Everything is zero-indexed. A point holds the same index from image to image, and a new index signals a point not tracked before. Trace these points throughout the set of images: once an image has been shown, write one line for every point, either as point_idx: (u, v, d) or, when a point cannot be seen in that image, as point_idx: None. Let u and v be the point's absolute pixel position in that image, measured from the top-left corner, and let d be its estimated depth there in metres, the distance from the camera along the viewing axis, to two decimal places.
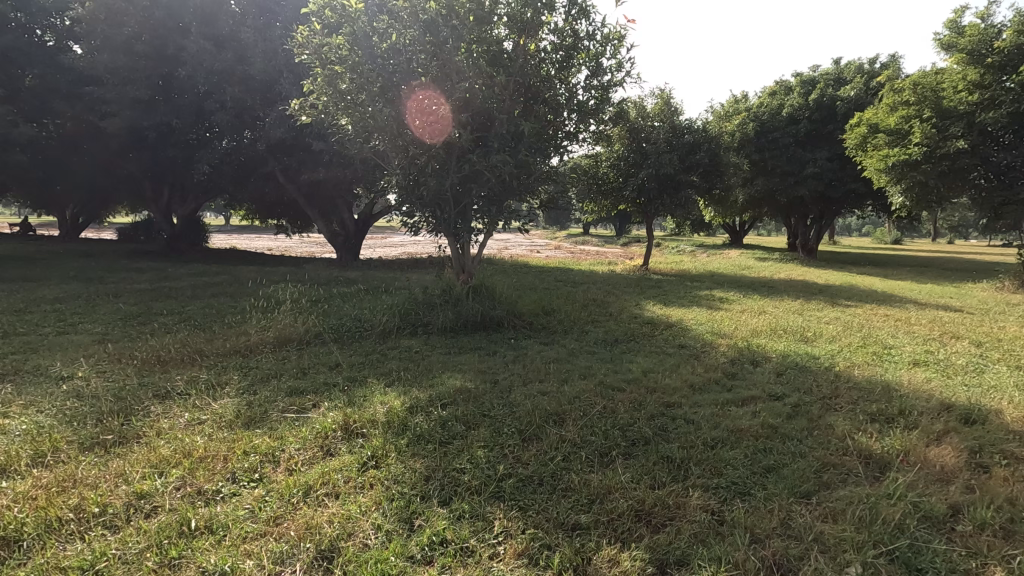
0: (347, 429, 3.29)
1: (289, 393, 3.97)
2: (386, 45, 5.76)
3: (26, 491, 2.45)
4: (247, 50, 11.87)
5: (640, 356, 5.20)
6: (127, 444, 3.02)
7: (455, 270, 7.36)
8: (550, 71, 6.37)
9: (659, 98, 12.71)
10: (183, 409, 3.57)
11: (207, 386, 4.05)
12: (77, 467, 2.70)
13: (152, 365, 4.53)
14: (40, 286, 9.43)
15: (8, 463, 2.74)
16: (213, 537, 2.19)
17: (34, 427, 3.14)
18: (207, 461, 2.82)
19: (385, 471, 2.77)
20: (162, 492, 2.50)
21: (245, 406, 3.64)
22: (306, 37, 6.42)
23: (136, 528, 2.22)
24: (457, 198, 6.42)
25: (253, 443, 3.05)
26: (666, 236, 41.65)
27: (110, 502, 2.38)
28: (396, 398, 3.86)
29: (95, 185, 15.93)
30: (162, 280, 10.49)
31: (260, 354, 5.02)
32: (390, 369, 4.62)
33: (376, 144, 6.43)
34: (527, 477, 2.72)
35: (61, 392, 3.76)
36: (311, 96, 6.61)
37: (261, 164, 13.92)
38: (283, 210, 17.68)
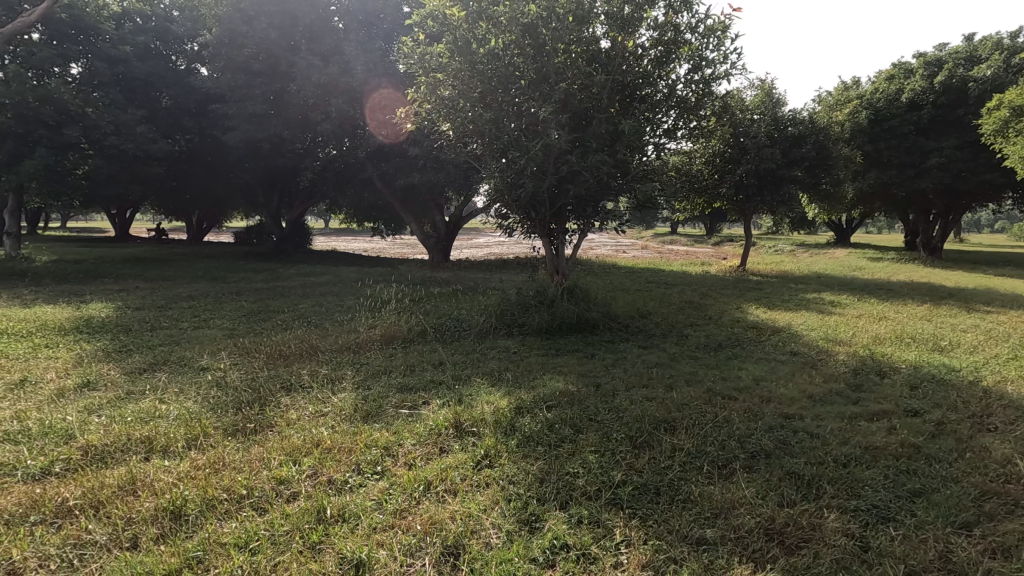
0: (459, 427, 3.37)
1: (400, 389, 4.15)
2: (484, 50, 5.83)
3: (186, 470, 2.72)
4: (350, 63, 12.46)
5: (748, 363, 4.92)
6: (263, 431, 3.28)
7: (549, 271, 7.37)
8: (648, 68, 6.17)
9: (760, 89, 12.01)
10: (308, 401, 3.83)
11: (326, 380, 4.33)
12: (224, 451, 2.97)
13: (277, 359, 4.92)
14: (174, 285, 10.50)
15: (168, 443, 3.07)
16: (347, 525, 2.32)
17: (185, 412, 3.50)
18: (334, 452, 3.00)
19: (499, 471, 2.81)
20: (298, 479, 2.69)
21: (361, 401, 3.85)
22: (410, 48, 6.66)
23: (280, 511, 2.40)
24: (552, 198, 6.41)
25: (373, 436, 3.20)
26: (762, 235, 39.30)
27: (255, 486, 2.59)
28: (502, 398, 3.90)
29: (219, 194, 17.58)
30: (275, 280, 11.32)
31: (368, 351, 5.28)
32: (492, 369, 4.70)
33: (475, 147, 6.60)
34: (642, 485, 2.66)
35: (205, 381, 4.18)
36: (414, 104, 6.87)
37: (361, 170, 14.68)
38: (379, 213, 18.60)
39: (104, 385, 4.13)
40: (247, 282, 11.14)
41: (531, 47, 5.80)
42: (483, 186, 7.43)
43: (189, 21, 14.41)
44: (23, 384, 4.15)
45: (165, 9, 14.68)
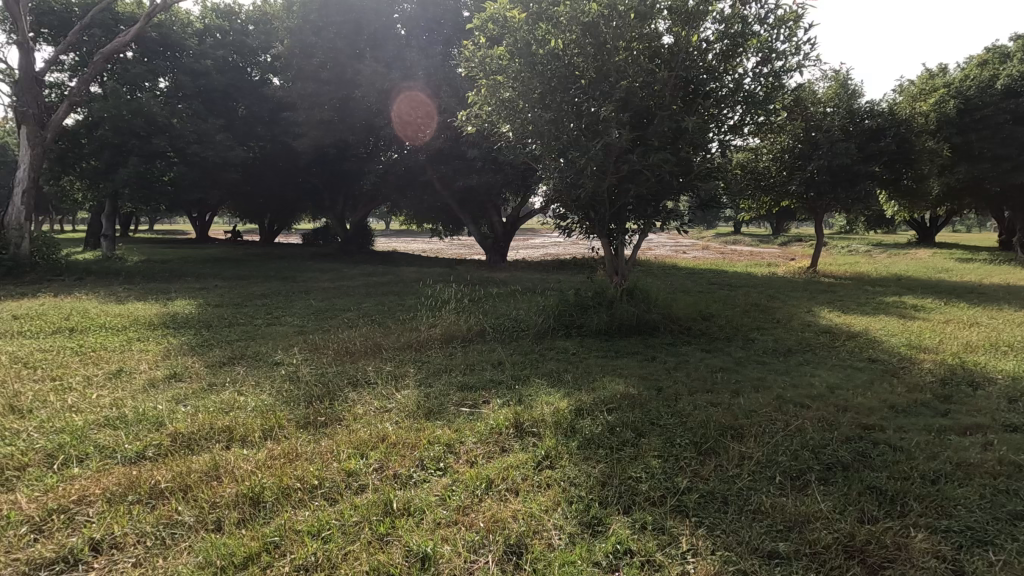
0: (519, 427, 3.39)
1: (461, 388, 4.22)
2: (544, 51, 5.78)
3: (264, 459, 2.88)
4: (412, 69, 12.77)
5: (822, 370, 4.66)
6: (332, 425, 3.43)
7: (608, 272, 7.27)
8: (713, 62, 6.04)
9: (834, 80, 11.37)
10: (373, 397, 3.97)
11: (390, 377, 4.46)
12: (297, 443, 3.12)
13: (344, 355, 5.12)
14: (248, 284, 11.10)
15: (247, 432, 3.26)
16: (413, 519, 2.38)
17: (261, 404, 3.70)
18: (399, 447, 3.08)
19: (560, 473, 2.80)
20: (366, 472, 2.79)
21: (423, 398, 3.93)
22: (471, 52, 6.74)
23: (349, 502, 2.50)
24: (611, 198, 6.33)
25: (436, 433, 3.27)
26: (835, 234, 37.17)
27: (325, 477, 2.71)
28: (561, 400, 3.88)
29: (289, 197, 18.49)
30: (339, 280, 11.76)
31: (429, 350, 5.39)
32: (551, 370, 4.69)
33: (534, 148, 6.59)
34: (709, 493, 2.57)
35: (279, 375, 4.41)
36: (474, 107, 6.95)
37: (421, 172, 14.99)
38: (438, 215, 18.98)
39: (189, 376, 4.44)
40: (315, 281, 11.64)
41: (592, 45, 5.74)
42: (542, 186, 7.42)
43: (262, 35, 15.29)
44: (120, 374, 4.52)
45: (241, 24, 15.61)
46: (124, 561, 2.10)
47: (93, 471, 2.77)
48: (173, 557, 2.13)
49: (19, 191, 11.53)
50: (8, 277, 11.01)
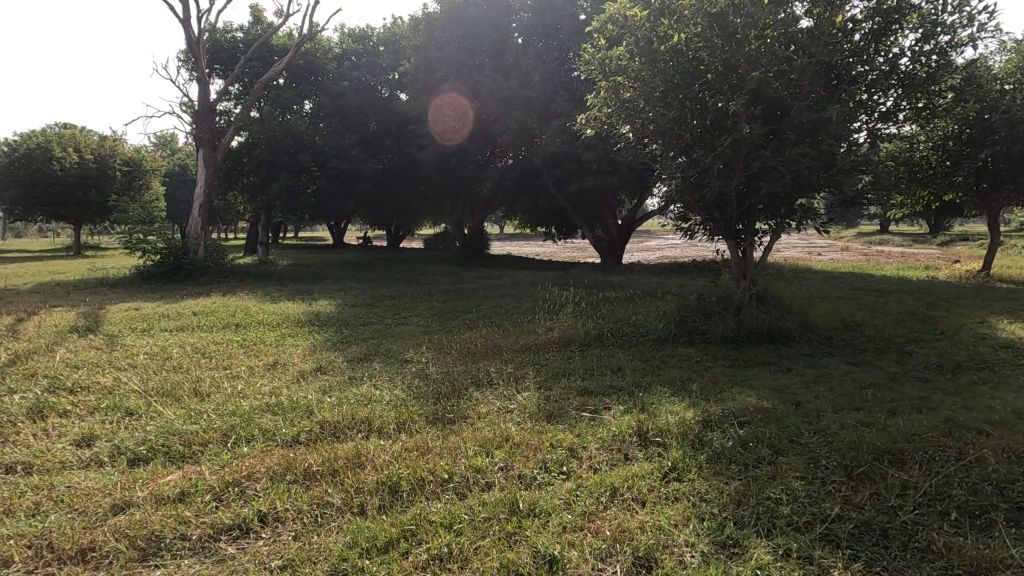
0: (643, 435, 3.29)
1: (580, 393, 4.19)
2: (667, 47, 5.55)
3: (399, 450, 3.07)
4: (529, 75, 12.98)
5: (1002, 392, 3.99)
6: (458, 422, 3.58)
7: (734, 276, 6.86)
8: (861, 43, 5.43)
9: (1016, 52, 9.72)
10: (495, 397, 4.08)
11: (511, 378, 4.57)
12: (427, 437, 3.29)
13: (467, 355, 5.33)
14: (378, 286, 11.97)
15: (383, 424, 3.52)
16: (539, 521, 2.40)
17: (395, 398, 3.98)
18: (523, 448, 3.14)
19: (688, 486, 2.68)
20: (492, 470, 2.87)
21: (543, 401, 3.97)
22: (590, 54, 6.67)
23: (477, 499, 2.58)
24: (740, 196, 5.96)
25: (558, 436, 3.28)
26: (1013, 231, 31.74)
27: (455, 472, 2.83)
28: (686, 410, 3.70)
29: (413, 205, 19.69)
30: (459, 282, 12.28)
31: (548, 353, 5.43)
32: (674, 378, 4.49)
33: (655, 149, 6.37)
34: (864, 524, 2.31)
35: (409, 372, 4.71)
36: (593, 110, 6.86)
37: (536, 176, 15.06)
38: (552, 218, 19.13)
39: (333, 370, 4.89)
40: (436, 284, 12.26)
41: (721, 37, 5.37)
42: (663, 186, 7.18)
43: (392, 54, 16.46)
44: (277, 365, 5.10)
45: (373, 46, 16.89)
46: (285, 534, 2.35)
47: (258, 451, 3.14)
48: (324, 535, 2.34)
49: (197, 206, 13.48)
50: (188, 279, 12.92)
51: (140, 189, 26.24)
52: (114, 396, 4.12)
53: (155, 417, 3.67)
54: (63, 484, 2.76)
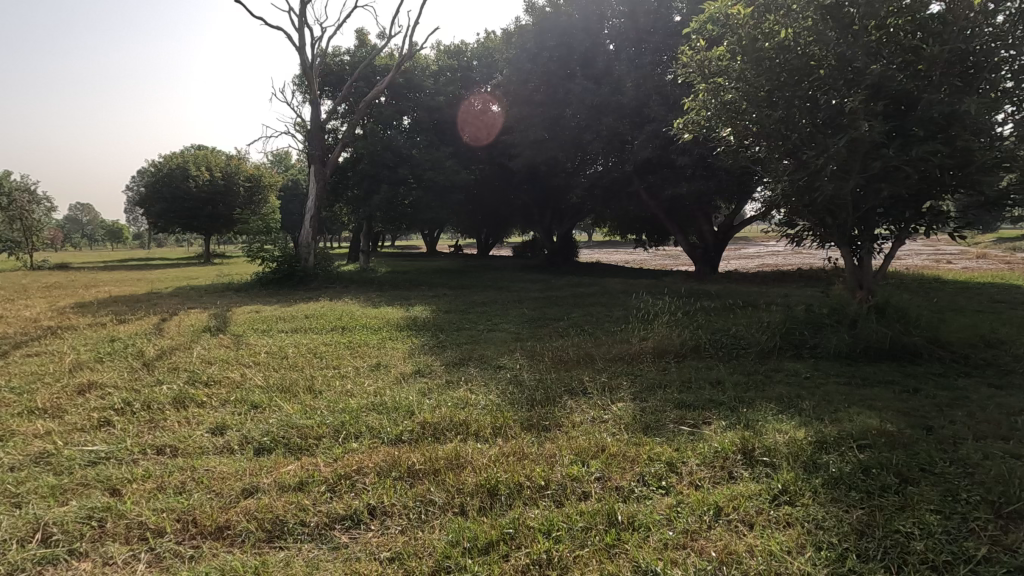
0: (749, 454, 3.11)
1: (677, 405, 4.05)
2: (772, 44, 5.23)
3: (496, 455, 3.13)
4: (621, 81, 12.80)
5: None
6: (552, 430, 3.59)
7: (849, 287, 6.33)
8: (1006, 26, 4.78)
9: None
10: (589, 406, 4.05)
11: (605, 387, 4.51)
12: (523, 443, 3.33)
13: (560, 363, 5.33)
14: (470, 293, 12.29)
15: (479, 428, 3.62)
16: (639, 534, 2.35)
17: (491, 403, 4.07)
18: (619, 459, 3.08)
19: (801, 511, 2.50)
20: (589, 479, 2.85)
21: (639, 412, 3.87)
22: (688, 56, 6.45)
23: (575, 507, 2.58)
24: (857, 199, 5.50)
25: (656, 449, 3.19)
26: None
27: (552, 479, 2.84)
28: (796, 429, 3.46)
29: (503, 213, 20.07)
30: (549, 290, 12.31)
31: (642, 363, 5.30)
32: (781, 395, 4.21)
33: (758, 152, 6.02)
34: (1018, 570, 2.04)
35: (502, 378, 4.79)
36: (690, 114, 6.63)
37: (627, 183, 14.73)
38: (643, 225, 18.69)
39: (430, 373, 5.09)
40: (527, 291, 12.38)
41: (835, 30, 4.98)
42: (767, 190, 6.78)
43: (485, 68, 16.95)
44: (380, 367, 5.40)
45: (467, 61, 17.44)
46: (393, 527, 2.48)
47: (365, 447, 3.34)
48: (428, 531, 2.44)
49: (308, 217, 14.64)
50: (300, 284, 14.01)
51: (258, 203, 28.90)
52: (241, 390, 4.56)
53: (276, 411, 4.02)
54: (202, 467, 3.09)
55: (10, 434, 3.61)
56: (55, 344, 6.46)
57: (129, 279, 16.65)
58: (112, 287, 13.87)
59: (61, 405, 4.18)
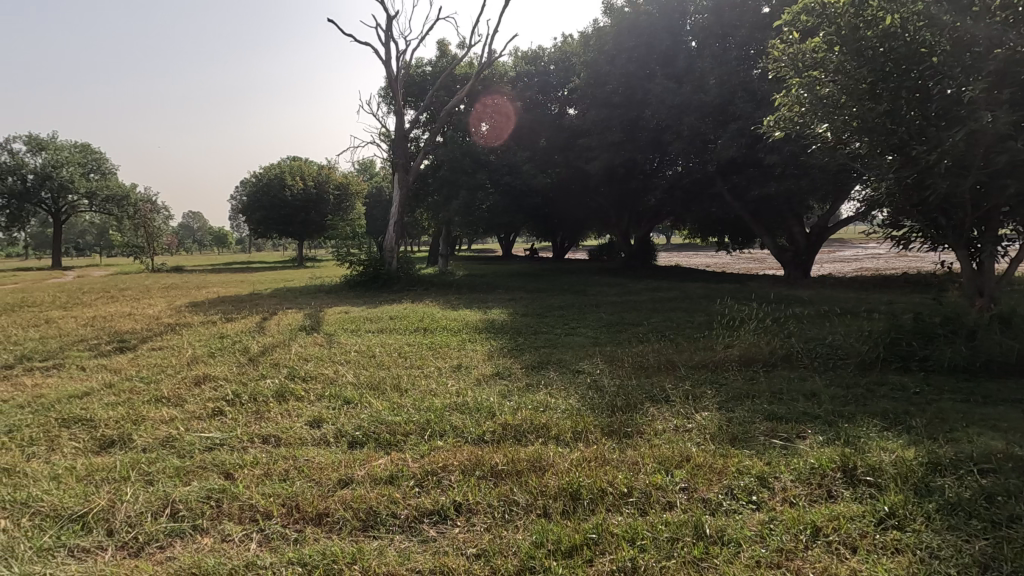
0: (850, 472, 2.91)
1: (768, 417, 3.85)
2: (875, 32, 4.85)
3: (576, 459, 3.14)
4: (703, 79, 12.34)
5: None
6: (634, 437, 3.53)
7: (967, 294, 5.75)
8: None
9: None
10: (672, 414, 3.95)
11: (688, 396, 4.38)
12: (603, 449, 3.31)
13: (640, 369, 5.23)
14: (547, 297, 12.33)
15: (560, 432, 3.64)
16: (729, 549, 2.27)
17: (570, 408, 4.07)
18: (705, 470, 2.98)
19: (912, 537, 2.31)
20: (673, 489, 2.79)
21: (726, 423, 3.73)
22: (780, 50, 6.10)
23: (659, 516, 2.53)
24: (976, 197, 5.00)
25: (745, 462, 3.06)
26: None
27: (635, 487, 2.80)
28: (905, 448, 3.19)
29: (579, 216, 19.96)
30: (627, 294, 12.09)
31: (727, 371, 5.09)
32: (887, 411, 3.88)
33: (859, 149, 5.60)
34: None
35: (581, 383, 4.78)
36: (781, 111, 6.30)
37: (710, 184, 14.19)
38: (726, 227, 17.93)
39: (510, 375, 5.17)
40: (604, 295, 12.23)
41: (952, 13, 4.52)
42: (869, 190, 6.31)
43: (562, 72, 16.99)
44: (461, 367, 5.56)
45: (545, 66, 17.55)
46: (478, 525, 2.55)
47: (450, 445, 3.46)
48: (513, 531, 2.49)
49: (392, 223, 15.30)
50: (384, 287, 14.66)
51: (346, 209, 30.57)
52: (335, 386, 4.86)
53: (367, 407, 4.24)
54: (303, 457, 3.33)
55: (142, 419, 4.06)
56: (174, 340, 7.18)
57: (234, 281, 18.18)
58: (220, 288, 15.19)
59: (182, 394, 4.65)
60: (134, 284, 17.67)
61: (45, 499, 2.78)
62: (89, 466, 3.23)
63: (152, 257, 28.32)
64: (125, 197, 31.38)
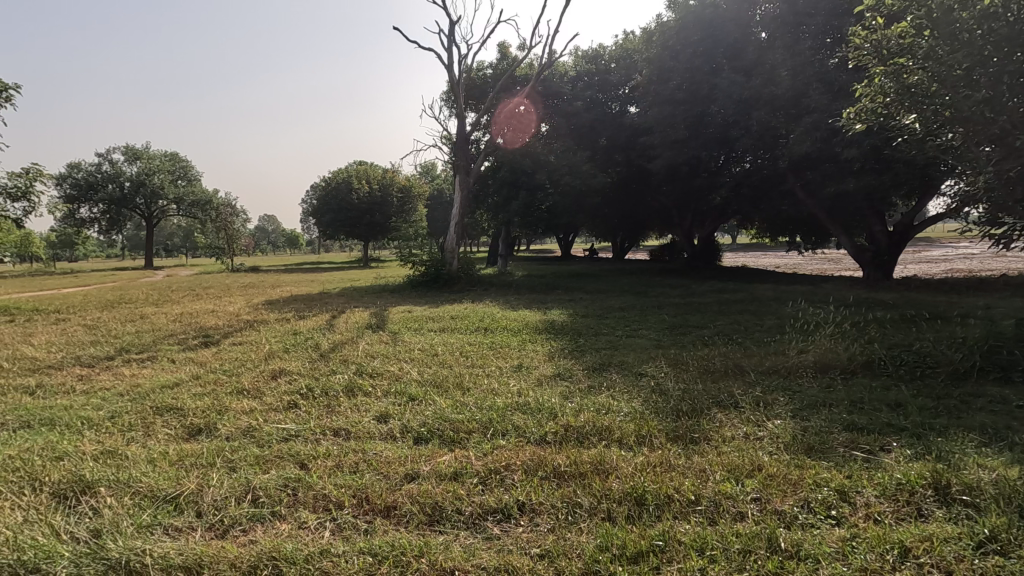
0: (942, 490, 2.70)
1: (847, 428, 3.63)
2: (973, 14, 4.46)
3: (640, 463, 3.08)
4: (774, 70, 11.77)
5: None
6: (701, 443, 3.42)
7: None
8: None
9: None
10: (741, 421, 3.80)
11: (759, 402, 4.20)
12: (668, 454, 3.23)
13: (705, 373, 5.07)
14: (607, 297, 12.16)
15: (623, 435, 3.58)
16: (807, 566, 2.16)
17: (634, 411, 3.99)
18: (779, 480, 2.85)
19: (1016, 565, 2.11)
20: (744, 499, 2.68)
21: (801, 432, 3.54)
22: (862, 36, 5.68)
23: (730, 527, 2.44)
24: None
25: (823, 474, 2.89)
26: None
27: (702, 495, 2.72)
28: (1007, 467, 2.91)
29: (640, 216, 19.59)
30: (690, 296, 11.74)
31: (800, 378, 4.84)
32: (984, 426, 3.56)
33: (952, 141, 5.16)
34: None
35: (644, 386, 4.68)
36: (861, 102, 5.91)
37: (782, 181, 13.54)
38: (798, 226, 17.06)
39: (571, 377, 5.14)
40: (667, 296, 11.93)
41: None
42: (962, 185, 5.82)
43: (623, 69, 16.73)
44: (522, 367, 5.58)
45: (606, 64, 17.35)
46: (543, 525, 2.56)
47: (512, 445, 3.48)
48: (577, 533, 2.47)
49: (453, 224, 15.57)
50: (445, 286, 14.95)
51: (409, 211, 31.43)
52: (400, 383, 5.01)
53: (431, 404, 4.34)
54: (372, 451, 3.45)
55: (226, 409, 4.34)
56: (253, 335, 7.63)
57: (305, 281, 19.10)
58: (293, 287, 16.00)
59: (260, 386, 4.94)
60: (217, 283, 18.92)
61: (144, 480, 3.02)
62: (180, 451, 3.48)
63: (232, 258, 30.21)
64: (209, 202, 33.64)
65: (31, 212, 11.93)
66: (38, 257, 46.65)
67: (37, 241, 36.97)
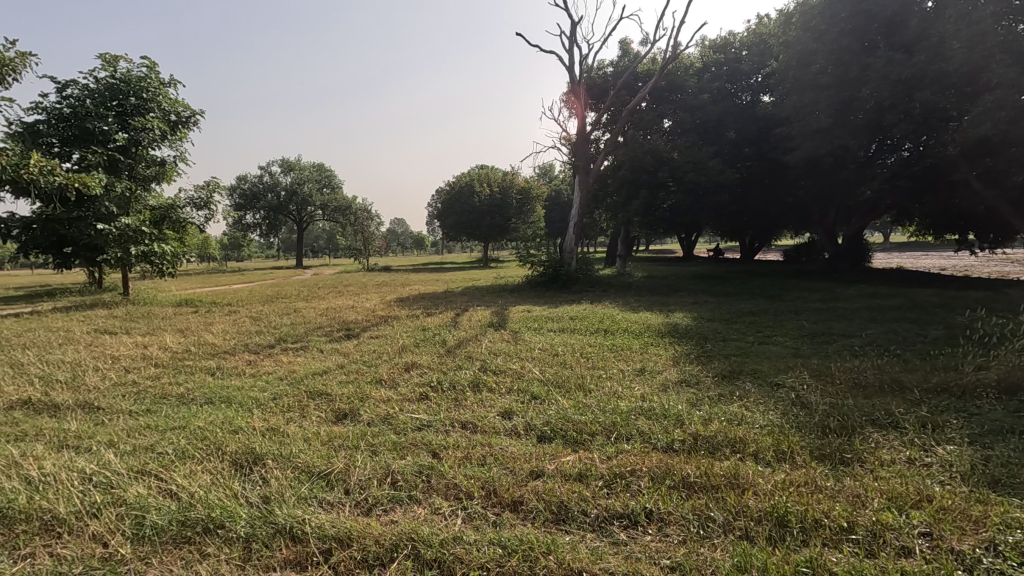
0: None
1: None
2: None
3: (781, 481, 2.84)
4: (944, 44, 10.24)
5: None
6: (852, 465, 3.08)
7: None
8: None
9: None
10: (903, 444, 3.35)
11: (924, 423, 3.68)
12: (815, 474, 2.95)
13: (855, 388, 4.55)
14: (736, 301, 11.42)
15: (760, 449, 3.33)
16: None
17: (771, 424, 3.70)
18: (955, 516, 2.47)
19: None
20: (909, 532, 2.36)
21: (982, 462, 3.04)
22: None
23: (893, 562, 2.17)
24: None
25: (1015, 514, 2.45)
26: None
27: (858, 523, 2.44)
28: None
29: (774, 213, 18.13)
30: (835, 300, 10.63)
31: (979, 398, 4.16)
32: None
33: None
34: None
35: (782, 398, 4.32)
36: None
37: (951, 170, 11.77)
38: (971, 222, 14.71)
39: (698, 383, 4.90)
40: (805, 301, 10.92)
41: None
42: None
43: (756, 57, 15.69)
44: (645, 371, 5.43)
45: (736, 52, 16.39)
46: (674, 536, 2.47)
47: (638, 451, 3.39)
48: (711, 549, 2.35)
49: (572, 224, 15.57)
50: (563, 287, 15.03)
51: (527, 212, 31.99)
52: (523, 381, 5.12)
53: (553, 404, 4.38)
54: (498, 445, 3.55)
55: (367, 398, 4.72)
56: (387, 330, 8.23)
57: (431, 280, 20.22)
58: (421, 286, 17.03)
59: (395, 378, 5.31)
60: (355, 282, 20.70)
61: (302, 457, 3.39)
62: (330, 433, 3.86)
63: (367, 258, 32.87)
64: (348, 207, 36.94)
65: (211, 218, 13.92)
66: (214, 257, 54.34)
67: (213, 244, 43.04)
